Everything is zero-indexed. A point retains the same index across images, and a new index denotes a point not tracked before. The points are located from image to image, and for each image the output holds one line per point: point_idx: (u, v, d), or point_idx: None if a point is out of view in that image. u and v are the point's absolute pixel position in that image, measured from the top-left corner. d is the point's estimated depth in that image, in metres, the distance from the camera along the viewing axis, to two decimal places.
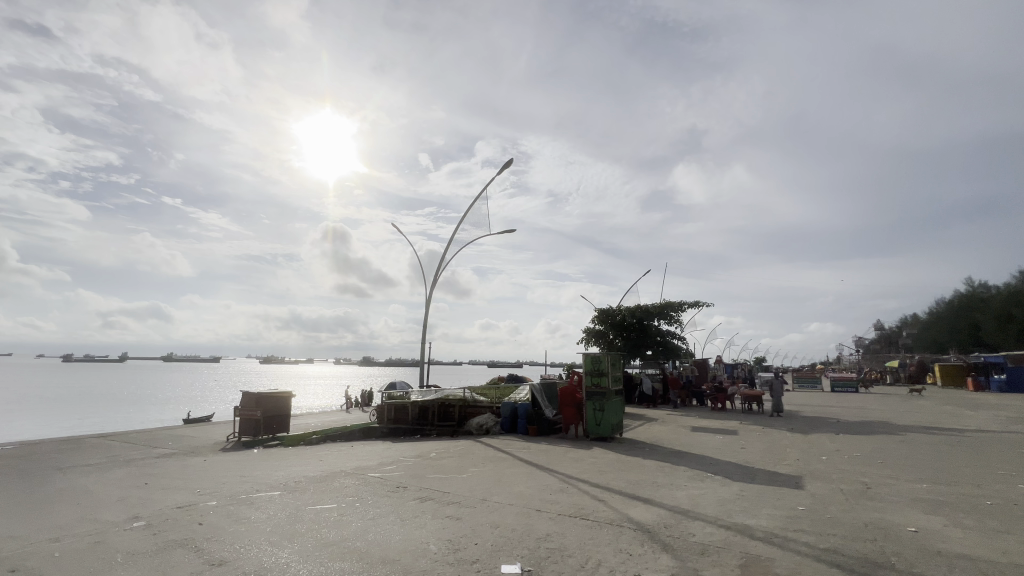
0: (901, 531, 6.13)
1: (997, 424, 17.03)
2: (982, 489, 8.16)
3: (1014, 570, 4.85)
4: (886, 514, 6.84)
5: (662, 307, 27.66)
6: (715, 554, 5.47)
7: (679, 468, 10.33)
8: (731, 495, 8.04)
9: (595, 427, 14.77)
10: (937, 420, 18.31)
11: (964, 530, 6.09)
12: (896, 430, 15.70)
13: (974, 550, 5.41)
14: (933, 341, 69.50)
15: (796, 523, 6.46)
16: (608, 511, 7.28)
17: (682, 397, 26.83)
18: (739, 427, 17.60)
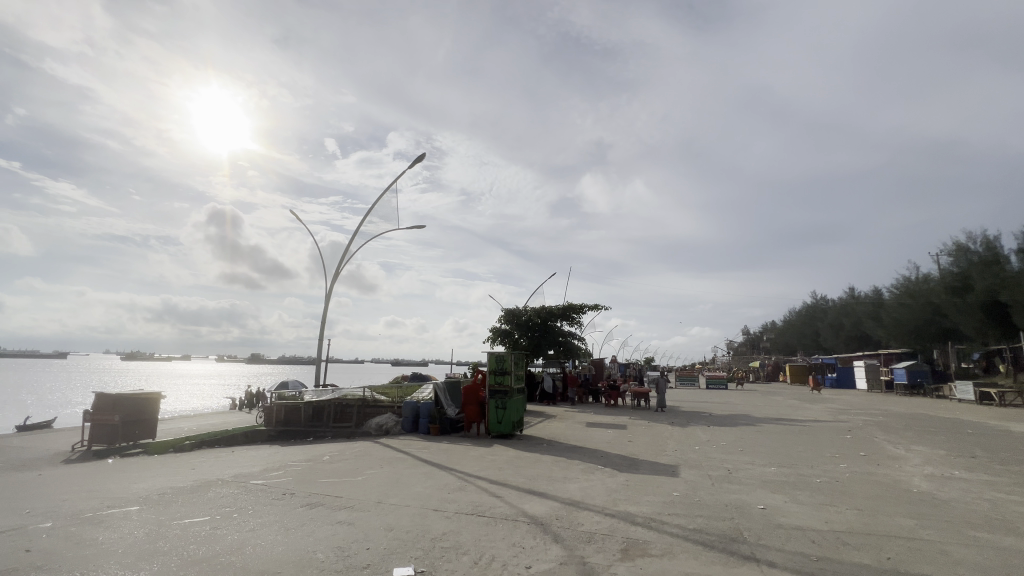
0: (753, 509, 7.06)
1: (828, 415, 20.37)
2: (815, 469, 9.70)
3: (834, 537, 5.83)
4: (742, 495, 7.83)
5: (564, 308, 28.94)
6: (600, 541, 5.85)
7: (573, 462, 10.88)
8: (618, 485, 8.65)
9: (496, 424, 15.00)
10: (785, 413, 21.41)
11: (799, 505, 7.19)
12: (754, 422, 18.08)
13: (806, 522, 6.41)
14: (786, 344, 81.00)
15: (670, 507, 7.15)
16: (504, 506, 7.44)
17: (580, 394, 28.29)
18: (628, 422, 19.02)
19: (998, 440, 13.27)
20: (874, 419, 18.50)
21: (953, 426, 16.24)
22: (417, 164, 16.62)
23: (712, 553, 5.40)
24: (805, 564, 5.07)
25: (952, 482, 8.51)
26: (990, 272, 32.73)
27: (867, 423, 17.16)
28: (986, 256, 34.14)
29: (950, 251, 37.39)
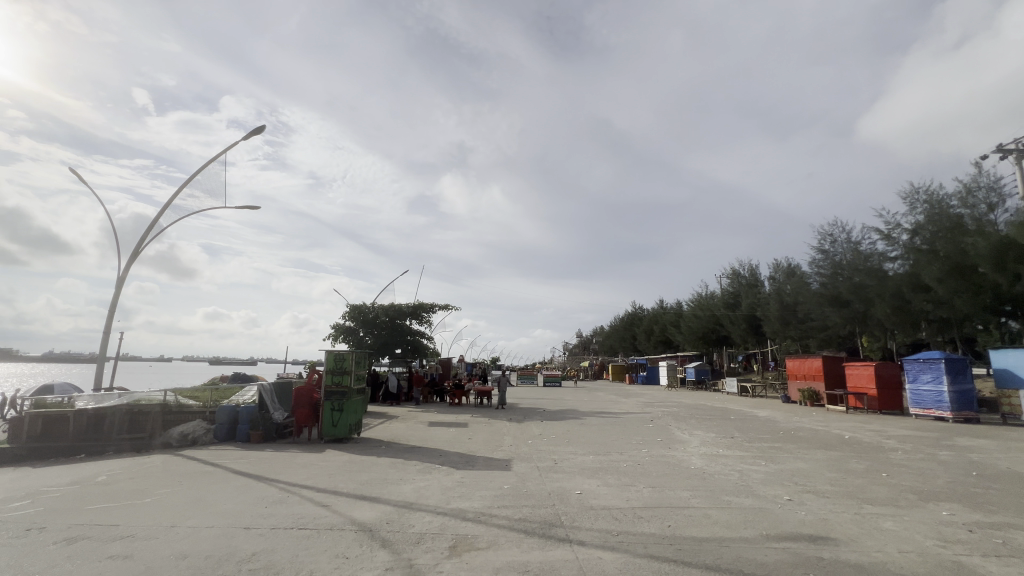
0: (571, 494, 7.82)
1: (638, 407, 23.78)
2: (624, 455, 11.19)
3: (633, 513, 6.75)
4: (564, 483, 8.61)
5: (415, 307, 28.43)
6: (430, 541, 5.84)
7: (410, 463, 10.68)
8: (452, 483, 8.75)
9: (331, 428, 13.93)
10: (606, 407, 24.34)
11: (609, 487, 8.20)
12: (580, 416, 20.15)
13: (612, 501, 7.33)
14: (610, 346, 92.51)
15: (499, 500, 7.50)
16: (329, 516, 6.92)
17: (425, 394, 28.09)
18: (470, 420, 19.53)
19: (749, 424, 17.08)
20: (670, 410, 22.18)
21: (721, 414, 20.38)
22: (256, 136, 14.58)
23: (533, 540, 5.81)
24: (608, 539, 5.78)
25: (717, 459, 10.65)
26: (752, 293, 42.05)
27: (665, 414, 20.46)
28: (750, 280, 43.94)
29: (728, 275, 47.21)
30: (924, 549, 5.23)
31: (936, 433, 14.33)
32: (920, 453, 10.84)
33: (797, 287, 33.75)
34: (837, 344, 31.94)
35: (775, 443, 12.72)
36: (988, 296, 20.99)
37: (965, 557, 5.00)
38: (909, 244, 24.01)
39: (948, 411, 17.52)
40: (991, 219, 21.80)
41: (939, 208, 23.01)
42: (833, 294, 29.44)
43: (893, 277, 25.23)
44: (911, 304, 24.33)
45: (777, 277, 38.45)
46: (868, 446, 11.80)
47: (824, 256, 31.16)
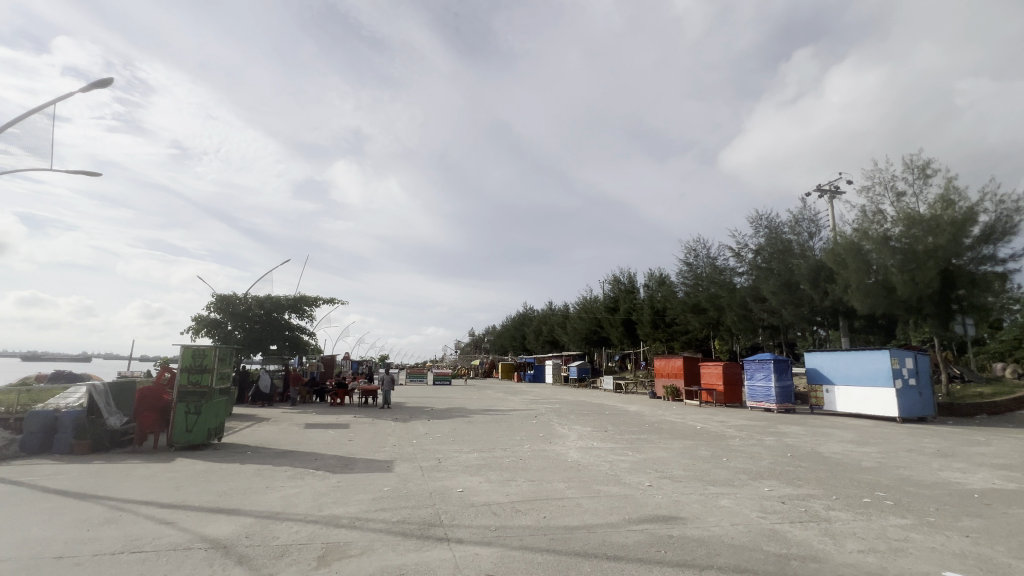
0: (453, 492, 7.80)
1: (524, 405, 24.65)
2: (506, 451, 11.49)
3: (512, 507, 6.94)
4: (446, 482, 8.56)
5: (295, 300, 26.20)
6: (295, 553, 5.39)
7: (280, 469, 9.78)
8: (326, 488, 8.20)
9: (184, 433, 12.18)
10: (493, 405, 24.81)
11: (490, 484, 8.33)
12: (468, 414, 20.30)
13: (492, 497, 7.46)
14: (501, 346, 94.65)
15: (377, 504, 7.21)
16: (173, 535, 6.04)
17: (302, 394, 25.98)
18: (351, 420, 18.53)
19: (621, 418, 18.63)
20: (553, 407, 23.36)
21: (598, 410, 21.95)
22: (99, 90, 12.15)
23: (410, 542, 5.67)
24: (486, 535, 5.86)
25: (592, 451, 11.43)
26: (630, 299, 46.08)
27: (548, 410, 21.50)
28: (628, 287, 48.07)
29: (610, 281, 51.17)
30: (749, 520, 6.16)
31: (765, 422, 17.00)
32: (753, 440, 12.77)
33: (667, 295, 37.75)
34: (696, 346, 36.28)
35: (641, 434, 14.03)
36: (806, 308, 25.51)
37: (778, 524, 5.98)
38: (753, 262, 28.25)
39: (774, 403, 20.95)
40: (811, 245, 26.61)
41: (775, 234, 27.46)
42: (695, 302, 33.46)
43: (740, 289, 29.44)
44: (753, 313, 28.61)
45: (651, 285, 42.62)
46: (715, 435, 13.57)
47: (688, 268, 35.30)
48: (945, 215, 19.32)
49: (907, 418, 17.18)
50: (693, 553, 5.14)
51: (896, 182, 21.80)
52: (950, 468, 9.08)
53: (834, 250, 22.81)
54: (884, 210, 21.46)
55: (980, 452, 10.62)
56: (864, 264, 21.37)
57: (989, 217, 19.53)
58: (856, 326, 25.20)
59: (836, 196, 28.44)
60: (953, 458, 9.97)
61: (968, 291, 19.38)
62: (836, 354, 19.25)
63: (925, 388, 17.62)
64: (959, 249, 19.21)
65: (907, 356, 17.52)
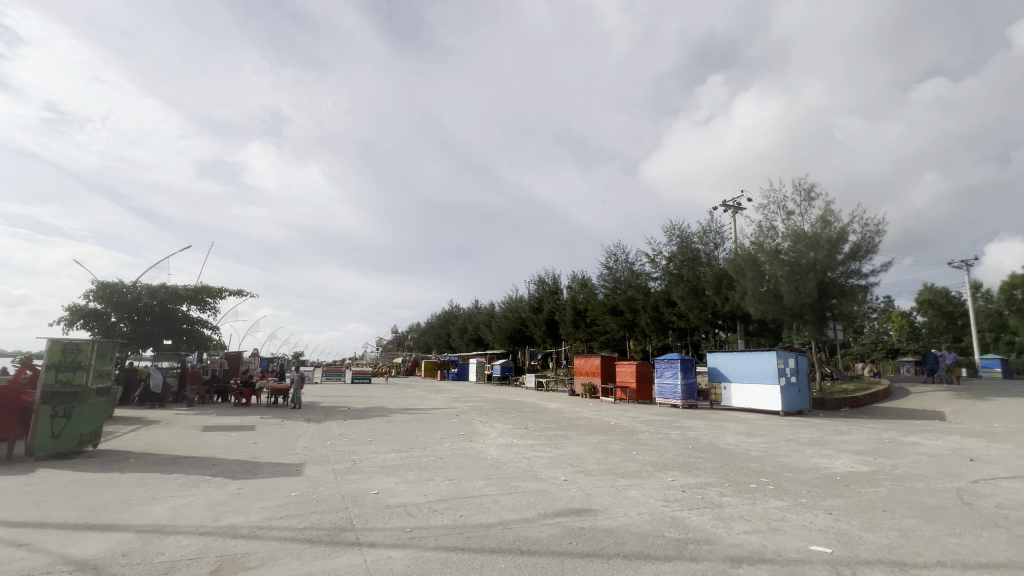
0: (367, 495, 7.51)
1: (446, 403, 24.44)
2: (425, 450, 11.30)
3: (429, 508, 6.82)
4: (361, 484, 8.23)
5: (196, 290, 23.77)
6: (183, 570, 4.88)
7: (169, 477, 8.80)
8: (224, 496, 7.52)
9: (49, 440, 10.53)
10: (414, 403, 24.31)
11: (407, 484, 8.15)
12: (387, 413, 19.70)
13: (409, 498, 7.31)
14: (425, 344, 93.05)
15: (282, 510, 6.74)
16: (27, 558, 5.19)
17: (201, 394, 23.65)
18: (258, 421, 17.20)
19: (541, 415, 19.09)
20: (475, 405, 23.39)
21: (519, 407, 22.32)
22: None
23: (318, 548, 5.39)
24: (400, 537, 5.71)
25: (511, 448, 11.59)
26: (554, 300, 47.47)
27: (471, 409, 21.50)
28: (552, 288, 49.41)
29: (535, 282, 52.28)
30: (654, 509, 6.60)
31: (671, 417, 18.34)
32: (660, 434, 13.70)
33: (588, 297, 39.36)
34: (613, 346, 38.19)
35: (560, 431, 14.49)
36: (710, 312, 27.86)
37: (678, 511, 6.47)
38: (666, 269, 30.31)
39: (680, 399, 22.65)
40: (716, 255, 29.16)
41: (686, 243, 29.72)
42: (613, 304, 35.22)
43: (654, 293, 31.44)
44: (664, 316, 30.70)
45: (573, 287, 44.21)
46: (626, 430, 14.38)
47: (609, 272, 37.07)
48: (824, 234, 22.15)
49: (788, 411, 19.35)
50: (602, 543, 5.40)
51: (786, 203, 24.60)
52: (820, 455, 10.40)
53: (734, 260, 25.15)
54: (776, 227, 24.09)
55: (844, 440, 12.27)
56: (759, 274, 23.80)
57: (857, 237, 22.66)
58: (750, 330, 28.00)
59: (738, 212, 31.45)
60: (822, 446, 11.44)
61: (839, 300, 22.32)
62: (733, 355, 21.25)
63: (803, 385, 19.97)
64: (833, 264, 22.09)
65: (790, 356, 19.81)
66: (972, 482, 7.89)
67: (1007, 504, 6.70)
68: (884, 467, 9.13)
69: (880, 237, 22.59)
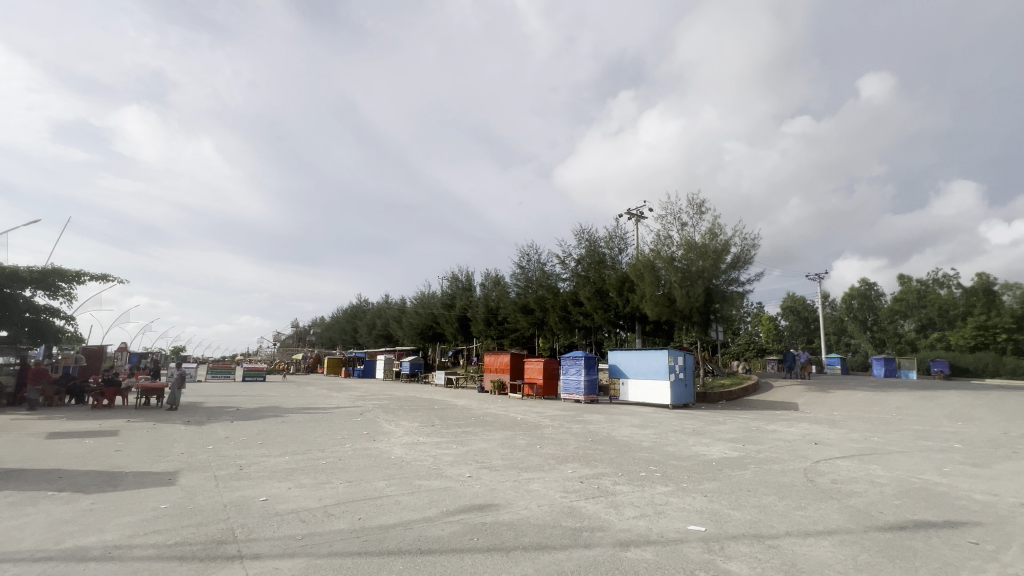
0: (254, 502, 6.90)
1: (348, 401, 23.29)
2: (323, 452, 10.67)
3: (324, 513, 6.43)
4: (247, 491, 7.54)
5: (45, 273, 20.12)
6: None
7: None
8: (72, 514, 6.45)
9: None
10: (314, 402, 22.87)
11: (301, 489, 7.62)
12: (282, 413, 18.29)
13: (301, 504, 6.84)
14: (329, 339, 87.92)
15: (148, 526, 5.95)
16: None
17: (48, 395, 20.05)
18: (123, 425, 15.01)
19: (449, 412, 18.98)
20: (381, 403, 22.58)
21: (427, 405, 21.99)
22: None
23: (191, 566, 4.83)
24: (289, 545, 5.33)
25: (416, 446, 11.38)
26: (467, 297, 47.50)
27: (376, 407, 20.72)
28: (465, 285, 49.26)
29: (448, 278, 51.77)
30: (553, 501, 6.86)
31: (574, 412, 19.24)
32: (563, 428, 14.31)
33: (500, 295, 39.92)
34: (522, 343, 39.12)
35: (467, 428, 14.50)
36: (612, 313, 29.64)
37: (575, 501, 6.79)
38: (574, 270, 31.68)
39: (582, 394, 23.83)
40: (620, 259, 31.08)
41: (594, 247, 31.24)
42: (524, 302, 36.07)
43: (562, 293, 32.70)
44: (571, 315, 32.08)
45: (486, 284, 44.50)
46: (532, 425, 14.80)
47: (521, 271, 37.83)
48: (711, 245, 24.62)
49: (676, 404, 21.22)
50: (502, 537, 5.49)
51: (681, 215, 26.98)
52: (699, 443, 11.57)
53: (636, 265, 27.03)
54: (672, 236, 26.29)
55: (720, 430, 13.76)
56: (656, 279, 25.80)
57: (737, 249, 25.49)
58: (647, 330, 30.26)
59: (640, 220, 33.78)
60: (702, 435, 12.73)
61: (721, 304, 24.96)
62: (631, 353, 22.81)
63: (689, 381, 22.03)
64: (718, 272, 24.65)
65: (679, 355, 21.78)
66: (815, 463, 9.28)
67: (840, 479, 7.99)
68: (750, 452, 10.40)
69: (755, 250, 25.65)
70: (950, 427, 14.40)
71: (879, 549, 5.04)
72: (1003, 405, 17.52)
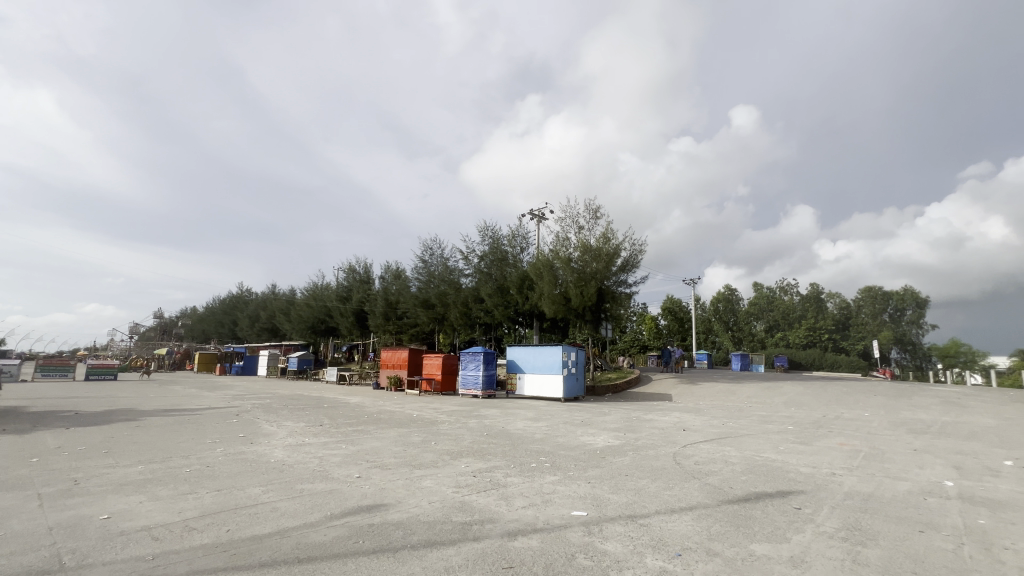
0: (90, 522, 5.87)
1: (223, 401, 20.94)
2: (187, 459, 9.45)
3: (184, 527, 5.70)
4: (82, 509, 6.40)
5: None
6: None
7: None
8: None
9: None
10: (179, 403, 20.16)
11: (155, 502, 6.67)
12: (137, 416, 15.87)
13: (156, 519, 5.99)
14: (202, 331, 78.40)
15: None
16: None
17: None
18: None
19: (339, 410, 17.98)
20: (262, 402, 20.64)
21: (315, 403, 20.60)
22: None
23: None
24: (138, 568, 4.65)
25: (301, 448, 10.59)
26: (364, 290, 45.41)
27: (255, 407, 18.89)
28: (364, 277, 47.06)
29: (345, 269, 49.04)
30: (445, 496, 6.83)
31: (471, 407, 19.36)
32: (459, 423, 14.32)
33: (401, 289, 38.80)
34: (422, 338, 38.45)
35: (358, 426, 13.82)
36: (512, 310, 30.37)
37: (468, 496, 6.84)
38: (476, 267, 31.92)
39: (480, 389, 24.07)
40: (521, 258, 31.93)
41: (497, 245, 31.75)
42: (425, 297, 35.48)
43: (464, 289, 32.75)
44: (472, 311, 32.24)
45: (386, 277, 42.95)
46: (427, 421, 14.60)
47: (424, 265, 37.11)
48: (603, 248, 26.35)
49: (568, 397, 22.38)
50: (389, 537, 5.33)
51: (579, 219, 28.50)
52: (586, 433, 12.34)
53: (535, 265, 28.00)
54: (570, 238, 27.66)
55: (605, 420, 14.79)
56: (554, 278, 26.99)
57: (627, 253, 27.62)
58: (544, 327, 31.49)
59: (541, 221, 35.12)
60: (589, 426, 13.58)
61: (610, 304, 26.85)
62: (529, 348, 23.53)
63: (580, 375, 23.37)
64: (609, 274, 26.47)
65: (572, 351, 22.98)
66: (683, 447, 10.40)
67: (701, 461, 9.06)
68: (629, 440, 11.33)
69: (642, 255, 28.01)
70: (786, 412, 17.08)
71: (728, 520, 5.80)
72: (825, 393, 21.19)
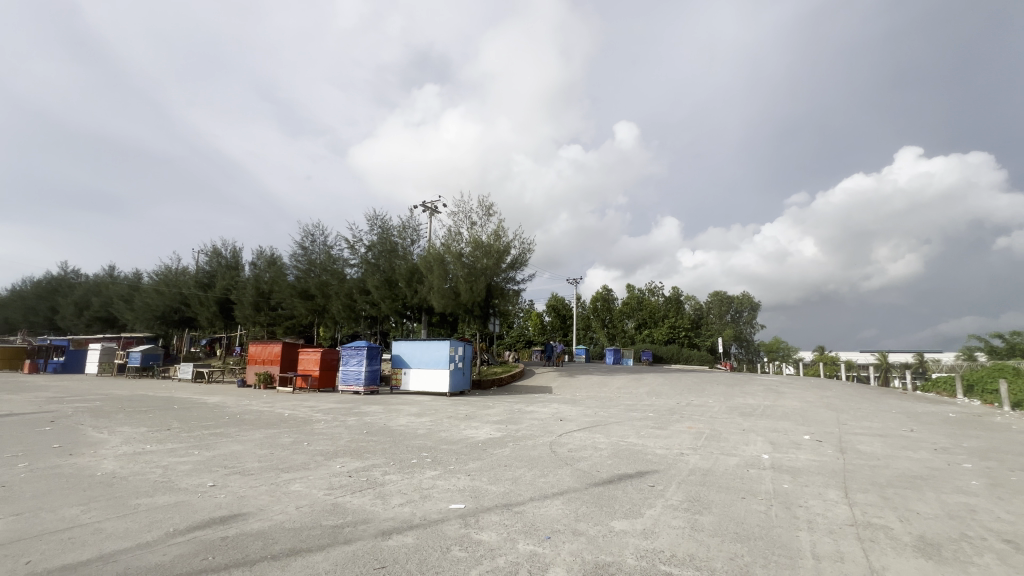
0: None
1: (32, 405, 17.10)
2: None
3: None
4: None
5: None
6: None
7: None
8: None
9: None
10: None
11: None
12: None
13: None
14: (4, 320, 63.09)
15: None
16: None
17: None
18: None
19: (193, 412, 15.80)
20: (89, 406, 17.29)
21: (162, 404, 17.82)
22: None
23: None
24: None
25: (139, 457, 9.10)
26: (230, 276, 40.47)
27: (79, 411, 15.76)
28: (231, 262, 41.98)
29: (207, 252, 43.24)
30: (316, 499, 6.41)
31: (351, 404, 18.40)
32: (336, 422, 13.50)
33: (275, 277, 35.35)
34: (299, 332, 35.50)
35: (215, 429, 12.28)
36: (400, 303, 29.45)
37: (341, 497, 6.48)
38: (363, 257, 30.39)
39: (362, 385, 22.98)
40: (412, 250, 31.12)
41: (386, 235, 30.60)
42: (303, 287, 32.78)
43: (349, 280, 30.94)
44: (357, 304, 30.62)
45: (258, 264, 38.78)
46: (300, 421, 13.53)
47: (303, 252, 34.10)
48: (494, 245, 26.79)
49: (453, 392, 22.40)
50: (247, 549, 4.84)
51: (471, 214, 28.60)
52: (469, 427, 12.47)
53: (426, 258, 27.51)
54: (462, 233, 27.65)
55: (488, 413, 15.09)
56: (444, 273, 26.80)
57: (516, 251, 28.44)
58: (433, 321, 31.12)
59: (433, 214, 34.63)
60: (472, 419, 13.75)
61: (499, 300, 27.46)
62: (416, 343, 23.05)
63: (466, 369, 23.57)
64: (499, 271, 27.01)
65: (459, 345, 23.08)
66: (559, 436, 11.05)
67: (573, 448, 9.72)
68: (510, 432, 11.72)
69: (530, 254, 29.05)
70: (648, 401, 19.07)
71: (593, 501, 6.30)
72: (679, 383, 24.11)
